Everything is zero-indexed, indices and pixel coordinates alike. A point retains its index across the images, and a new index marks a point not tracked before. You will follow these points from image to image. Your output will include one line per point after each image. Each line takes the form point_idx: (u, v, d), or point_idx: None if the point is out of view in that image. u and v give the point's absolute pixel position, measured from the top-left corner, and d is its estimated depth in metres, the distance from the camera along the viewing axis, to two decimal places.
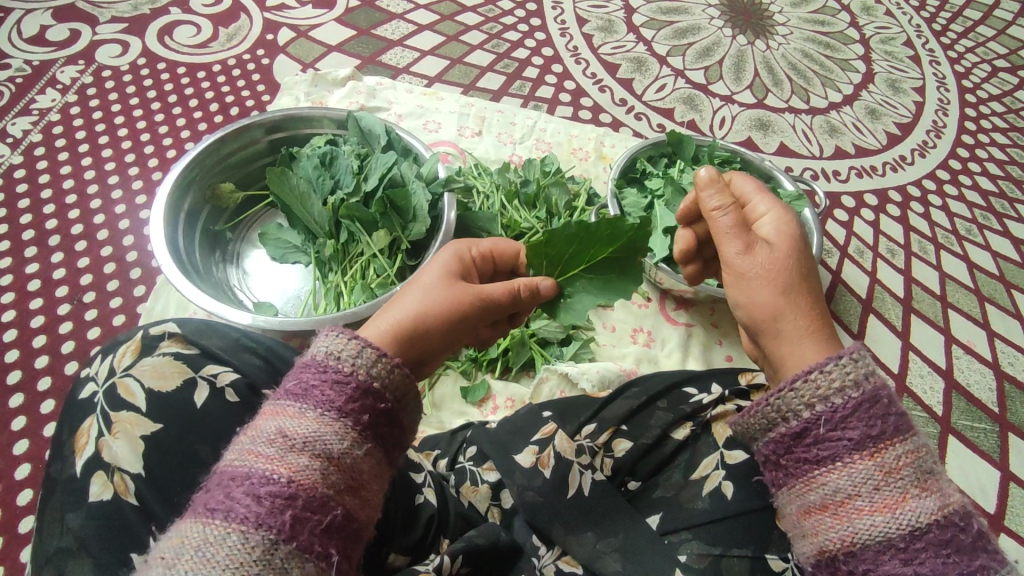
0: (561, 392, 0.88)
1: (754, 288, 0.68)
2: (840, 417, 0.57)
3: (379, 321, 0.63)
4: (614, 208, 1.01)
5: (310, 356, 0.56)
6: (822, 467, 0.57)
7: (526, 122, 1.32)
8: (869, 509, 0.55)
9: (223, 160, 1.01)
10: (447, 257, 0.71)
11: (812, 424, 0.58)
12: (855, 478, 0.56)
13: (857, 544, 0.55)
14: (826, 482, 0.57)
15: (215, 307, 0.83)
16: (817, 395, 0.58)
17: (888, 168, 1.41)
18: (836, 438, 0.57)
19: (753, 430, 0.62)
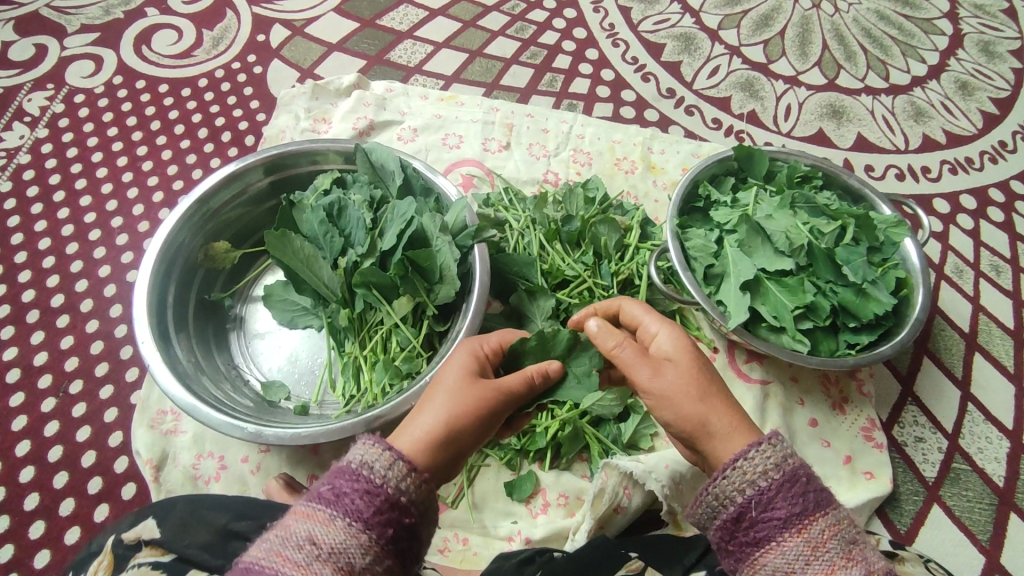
0: (624, 490, 0.77)
1: (663, 375, 0.63)
2: (766, 496, 0.55)
3: (407, 435, 0.57)
4: (675, 249, 0.84)
5: (344, 461, 0.51)
6: (759, 551, 0.54)
7: (560, 127, 1.13)
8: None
9: (215, 212, 0.86)
10: (460, 351, 0.66)
11: (744, 508, 0.55)
12: (790, 557, 0.53)
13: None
14: (766, 567, 0.54)
15: (211, 416, 0.70)
16: (745, 480, 0.56)
17: (987, 160, 1.19)
18: (767, 519, 0.54)
19: (698, 518, 0.59)
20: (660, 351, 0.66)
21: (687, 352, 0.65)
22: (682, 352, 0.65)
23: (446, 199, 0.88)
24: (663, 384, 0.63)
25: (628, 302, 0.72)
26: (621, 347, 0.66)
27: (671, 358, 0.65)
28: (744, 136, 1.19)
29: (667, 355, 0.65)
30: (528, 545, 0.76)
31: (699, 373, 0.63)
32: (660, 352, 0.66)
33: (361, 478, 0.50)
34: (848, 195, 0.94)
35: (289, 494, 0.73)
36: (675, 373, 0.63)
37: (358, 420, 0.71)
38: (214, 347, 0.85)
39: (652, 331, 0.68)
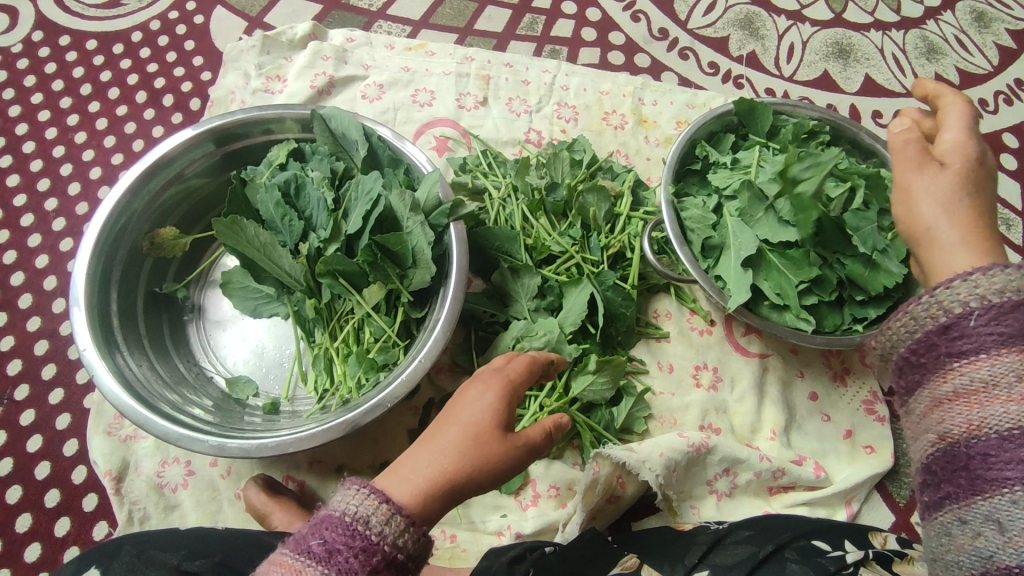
0: (618, 480, 0.72)
1: (925, 186, 0.55)
2: (996, 309, 0.44)
3: (406, 473, 0.50)
4: (671, 220, 0.77)
5: (335, 512, 0.46)
6: (955, 362, 0.44)
7: (542, 78, 1.02)
8: (1006, 401, 0.42)
9: (159, 192, 0.77)
10: (482, 378, 0.56)
11: (960, 317, 0.45)
12: (999, 375, 0.43)
13: (988, 433, 0.43)
14: (961, 378, 0.44)
15: (169, 430, 0.63)
16: (975, 292, 0.45)
17: (1001, 101, 1.10)
18: (989, 331, 0.43)
19: (893, 338, 0.49)
20: (942, 154, 0.56)
21: (966, 164, 0.55)
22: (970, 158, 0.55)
23: (417, 169, 0.79)
24: (908, 186, 0.56)
25: (955, 99, 0.59)
26: (903, 140, 0.58)
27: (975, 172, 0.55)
28: (743, 81, 1.09)
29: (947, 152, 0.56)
30: (518, 540, 0.71)
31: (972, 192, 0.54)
32: (946, 159, 0.56)
33: (356, 534, 0.45)
34: (857, 149, 0.86)
35: (268, 499, 0.65)
36: (933, 175, 0.55)
37: (332, 424, 0.65)
38: (171, 343, 0.78)
39: (944, 142, 0.57)
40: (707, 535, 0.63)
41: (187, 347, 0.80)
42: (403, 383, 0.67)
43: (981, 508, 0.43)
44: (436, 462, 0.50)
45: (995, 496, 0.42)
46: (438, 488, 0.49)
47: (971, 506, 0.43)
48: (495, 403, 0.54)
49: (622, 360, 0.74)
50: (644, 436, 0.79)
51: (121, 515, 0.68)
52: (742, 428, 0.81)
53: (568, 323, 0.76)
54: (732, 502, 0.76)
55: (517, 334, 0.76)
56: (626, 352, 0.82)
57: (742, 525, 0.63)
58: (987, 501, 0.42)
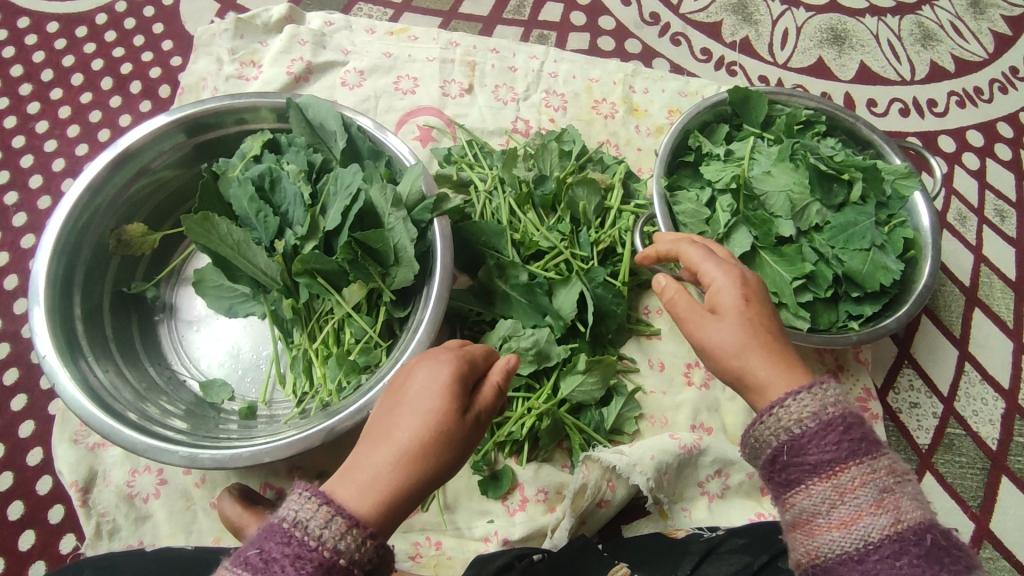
0: (607, 484, 0.70)
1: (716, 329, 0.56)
2: (802, 438, 0.50)
3: (357, 474, 0.48)
4: (663, 215, 0.74)
5: (277, 519, 0.45)
6: (790, 492, 0.51)
7: (530, 65, 0.98)
8: (830, 527, 0.48)
9: (125, 187, 0.72)
10: (430, 361, 0.54)
11: (785, 444, 0.51)
12: (820, 503, 0.49)
13: (826, 559, 0.49)
14: (796, 508, 0.51)
15: (136, 441, 0.60)
16: (795, 417, 0.51)
17: (996, 89, 1.08)
18: (808, 458, 0.50)
19: (746, 458, 0.56)
20: (715, 302, 0.57)
21: (741, 307, 0.56)
22: (744, 303, 0.56)
23: (400, 162, 0.76)
24: (705, 335, 0.57)
25: (690, 242, 0.62)
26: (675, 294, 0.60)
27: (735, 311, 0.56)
28: (737, 68, 1.06)
29: (723, 306, 0.57)
30: (505, 547, 0.69)
31: (760, 327, 0.55)
32: (719, 305, 0.57)
33: (294, 541, 0.44)
34: (854, 140, 0.84)
35: (244, 511, 0.62)
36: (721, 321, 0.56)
37: (313, 431, 0.62)
38: (141, 345, 0.75)
39: (709, 279, 0.58)
40: (700, 544, 0.63)
41: (158, 349, 0.76)
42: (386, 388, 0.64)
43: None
44: (386, 458, 0.48)
45: None
46: (387, 485, 0.48)
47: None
48: (443, 383, 0.52)
49: (612, 359, 0.72)
50: (635, 437, 0.77)
51: (89, 528, 0.65)
52: (733, 428, 0.79)
53: (556, 323, 0.74)
54: (725, 504, 0.74)
55: (504, 334, 0.73)
56: (617, 351, 0.80)
57: (735, 532, 0.63)
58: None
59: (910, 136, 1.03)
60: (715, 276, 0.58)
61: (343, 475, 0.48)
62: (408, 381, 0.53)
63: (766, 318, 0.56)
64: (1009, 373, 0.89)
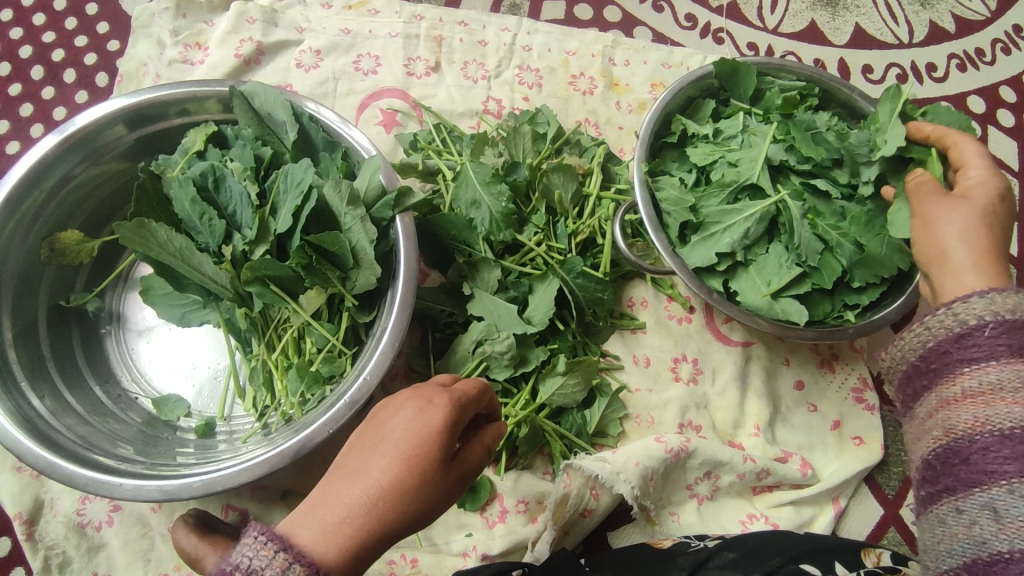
0: (591, 492, 0.67)
1: (946, 217, 0.55)
2: (1008, 324, 0.45)
3: (321, 512, 0.44)
4: (645, 203, 0.68)
5: (230, 568, 0.41)
6: (965, 365, 0.46)
7: (501, 38, 0.91)
8: (1012, 402, 0.44)
9: (53, 192, 0.66)
10: (421, 396, 0.50)
11: (975, 327, 0.46)
12: (1006, 379, 0.44)
13: (991, 430, 0.44)
14: (970, 382, 0.45)
15: (75, 474, 0.55)
16: (990, 308, 0.46)
17: (999, 50, 1.01)
18: (999, 340, 0.45)
19: (897, 355, 0.51)
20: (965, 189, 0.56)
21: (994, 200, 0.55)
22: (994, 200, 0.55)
23: (357, 153, 0.69)
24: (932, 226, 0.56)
25: (966, 136, 0.59)
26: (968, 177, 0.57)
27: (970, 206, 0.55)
28: (724, 35, 0.99)
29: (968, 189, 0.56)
30: (484, 563, 0.66)
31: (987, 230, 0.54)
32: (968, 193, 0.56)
33: None
34: (848, 113, 0.78)
35: (199, 541, 0.58)
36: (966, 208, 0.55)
37: (265, 455, 0.57)
38: (85, 363, 0.70)
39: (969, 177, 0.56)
40: (688, 557, 0.60)
41: (106, 366, 0.71)
42: (347, 404, 0.58)
43: (977, 498, 0.44)
44: (358, 499, 0.45)
45: (992, 487, 0.43)
46: (355, 529, 0.43)
47: (967, 497, 0.44)
48: (432, 426, 0.48)
49: (594, 359, 0.68)
50: (620, 439, 0.73)
51: (37, 562, 0.61)
52: (723, 424, 0.75)
53: (532, 323, 0.68)
54: (715, 506, 0.71)
55: (477, 337, 0.67)
56: (599, 348, 0.75)
57: (727, 545, 0.60)
58: (985, 492, 0.43)
59: None
60: (979, 173, 0.56)
61: (307, 513, 0.44)
62: (391, 416, 0.49)
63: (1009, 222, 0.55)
64: None
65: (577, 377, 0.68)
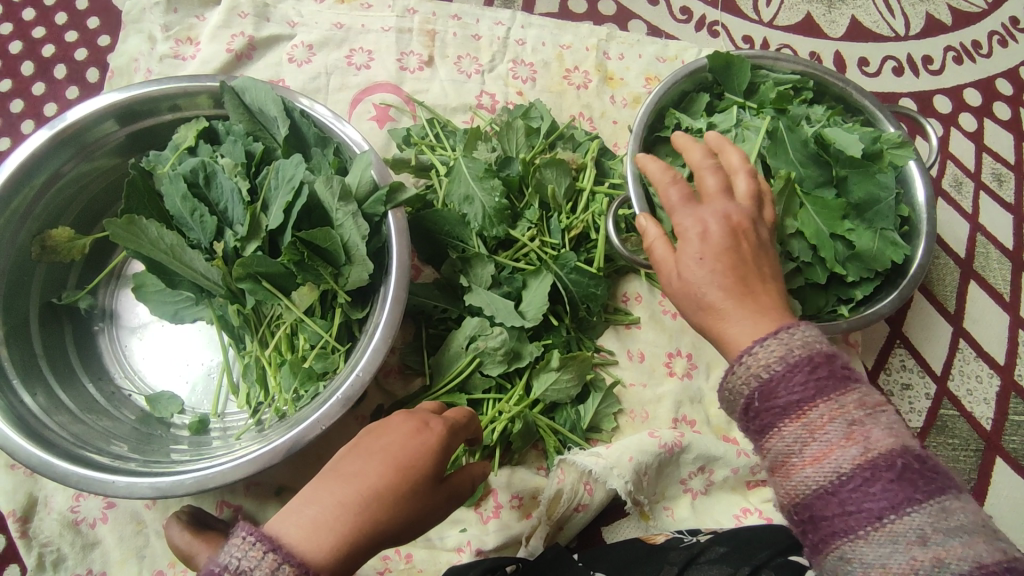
0: (585, 487, 0.67)
1: (697, 272, 0.52)
2: (784, 375, 0.45)
3: (311, 510, 0.44)
4: (638, 198, 0.68)
5: (219, 568, 0.41)
6: (767, 434, 0.46)
7: (494, 32, 0.90)
8: (805, 464, 0.44)
9: (44, 189, 0.66)
10: (416, 418, 0.52)
11: (767, 382, 0.46)
12: (795, 441, 0.45)
13: (805, 496, 0.44)
14: (782, 443, 0.45)
15: (68, 472, 0.55)
16: (774, 355, 0.46)
17: (995, 42, 1.01)
18: (778, 401, 0.45)
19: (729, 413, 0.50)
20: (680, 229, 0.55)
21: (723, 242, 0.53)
22: (731, 236, 0.53)
23: (349, 149, 0.69)
24: (683, 271, 0.54)
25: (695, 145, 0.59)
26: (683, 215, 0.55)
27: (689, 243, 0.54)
28: (719, 29, 0.98)
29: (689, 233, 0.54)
30: (479, 558, 0.66)
31: (729, 264, 0.52)
32: (687, 234, 0.54)
33: None
34: (844, 106, 0.77)
35: (193, 538, 0.58)
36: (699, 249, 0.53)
37: (258, 452, 0.57)
38: (78, 360, 0.70)
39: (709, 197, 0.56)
40: (680, 551, 0.60)
41: (100, 363, 0.71)
42: (341, 400, 0.58)
43: (829, 564, 0.44)
44: (349, 501, 0.45)
45: (838, 547, 0.43)
46: (346, 530, 0.44)
47: (822, 563, 0.45)
48: (426, 444, 0.50)
49: (587, 355, 0.68)
50: (614, 434, 0.73)
51: (31, 559, 0.61)
52: (717, 419, 0.75)
53: (525, 318, 0.68)
54: (709, 500, 0.71)
55: (471, 334, 0.68)
56: (593, 344, 0.75)
57: (719, 540, 0.61)
58: (829, 559, 0.44)
59: (903, 96, 0.97)
60: (715, 204, 0.55)
61: (297, 512, 0.44)
62: (385, 430, 0.51)
63: (751, 250, 0.53)
64: (1006, 348, 0.85)
65: (571, 374, 0.68)
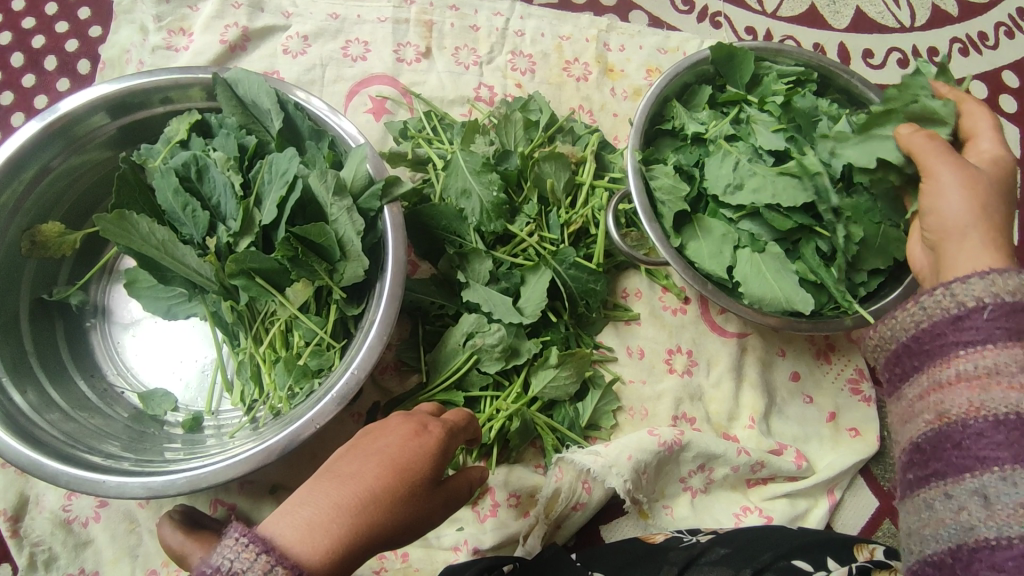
0: (583, 486, 0.66)
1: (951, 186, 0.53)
2: (1010, 308, 0.44)
3: (307, 512, 0.43)
4: (638, 193, 0.67)
5: (209, 570, 0.40)
6: (962, 349, 0.45)
7: (493, 23, 0.89)
8: (1008, 387, 0.43)
9: (34, 183, 0.64)
10: (415, 421, 0.51)
11: (973, 309, 0.45)
12: (1003, 363, 0.44)
13: (985, 416, 0.44)
14: (964, 365, 0.45)
15: (58, 471, 0.55)
16: (991, 289, 0.45)
17: (1002, 33, 0.99)
18: (998, 324, 0.44)
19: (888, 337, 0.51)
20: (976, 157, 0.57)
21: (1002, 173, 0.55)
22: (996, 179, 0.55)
23: (344, 142, 0.67)
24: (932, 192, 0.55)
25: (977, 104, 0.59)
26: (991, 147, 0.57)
27: (979, 171, 0.54)
28: (721, 20, 0.97)
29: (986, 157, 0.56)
30: (475, 557, 0.65)
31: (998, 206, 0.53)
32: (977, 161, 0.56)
33: None
34: (847, 99, 0.76)
35: (186, 537, 0.57)
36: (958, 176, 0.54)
37: (251, 451, 0.56)
38: (69, 358, 0.69)
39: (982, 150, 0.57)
40: (680, 552, 0.60)
41: (92, 360, 0.70)
42: (335, 399, 0.57)
43: (968, 484, 0.43)
44: (347, 501, 0.44)
45: (983, 473, 0.43)
46: (344, 531, 0.43)
47: (959, 483, 0.44)
48: (425, 446, 0.49)
49: (586, 352, 0.67)
50: (613, 432, 0.72)
51: (23, 559, 0.61)
52: (718, 416, 0.74)
53: (524, 315, 0.67)
54: (709, 499, 0.71)
55: (468, 330, 0.67)
56: (592, 340, 0.74)
57: (719, 541, 0.60)
58: (977, 479, 0.43)
59: None
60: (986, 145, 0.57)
61: (293, 513, 0.43)
62: (383, 432, 0.50)
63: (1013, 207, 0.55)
64: None
65: (569, 372, 0.67)
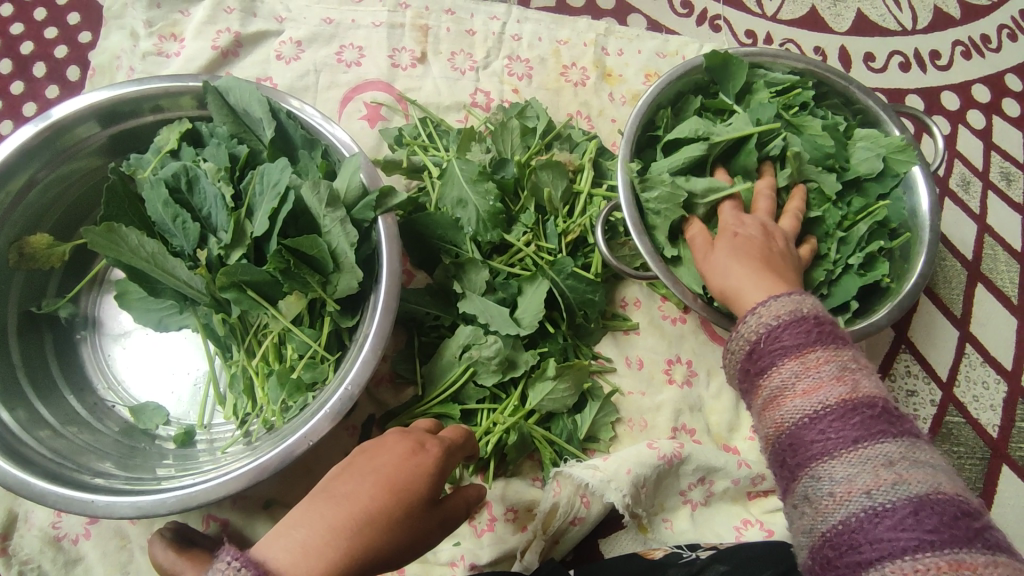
0: (582, 500, 0.65)
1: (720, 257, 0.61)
2: (776, 330, 0.51)
3: (299, 533, 0.42)
4: (628, 205, 0.66)
5: None
6: (762, 377, 0.51)
7: (490, 27, 0.88)
8: (794, 397, 0.48)
9: (21, 194, 0.63)
10: (413, 437, 0.50)
11: (756, 341, 0.52)
12: (787, 377, 0.49)
13: (787, 428, 0.48)
14: (766, 391, 0.50)
15: (46, 491, 0.53)
16: (762, 319, 0.52)
17: (1005, 36, 0.98)
18: (775, 346, 0.50)
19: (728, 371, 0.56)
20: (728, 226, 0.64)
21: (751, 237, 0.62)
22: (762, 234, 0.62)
23: (337, 151, 0.66)
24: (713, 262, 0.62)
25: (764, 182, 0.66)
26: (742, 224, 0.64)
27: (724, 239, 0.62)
28: (721, 23, 0.95)
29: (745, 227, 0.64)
30: (472, 573, 0.64)
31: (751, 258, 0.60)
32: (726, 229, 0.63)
33: None
34: (849, 105, 0.75)
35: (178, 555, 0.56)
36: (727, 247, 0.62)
37: (243, 468, 0.54)
38: (59, 371, 0.68)
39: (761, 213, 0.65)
40: (679, 569, 0.59)
41: (82, 374, 0.69)
42: (329, 414, 0.56)
43: (800, 489, 0.47)
44: (341, 522, 0.43)
45: (803, 477, 0.47)
46: (336, 555, 0.42)
47: (796, 488, 0.47)
48: (422, 465, 0.48)
49: (584, 363, 0.65)
50: (612, 444, 0.71)
51: None
52: (718, 427, 0.73)
53: (521, 326, 0.66)
54: (709, 512, 0.70)
55: (464, 342, 0.65)
56: (590, 351, 0.73)
57: (719, 557, 0.59)
58: (803, 479, 0.47)
59: (910, 93, 0.94)
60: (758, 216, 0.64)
61: (285, 535, 0.42)
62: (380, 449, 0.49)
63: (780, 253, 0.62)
64: (1013, 352, 0.83)
65: (566, 383, 0.66)
